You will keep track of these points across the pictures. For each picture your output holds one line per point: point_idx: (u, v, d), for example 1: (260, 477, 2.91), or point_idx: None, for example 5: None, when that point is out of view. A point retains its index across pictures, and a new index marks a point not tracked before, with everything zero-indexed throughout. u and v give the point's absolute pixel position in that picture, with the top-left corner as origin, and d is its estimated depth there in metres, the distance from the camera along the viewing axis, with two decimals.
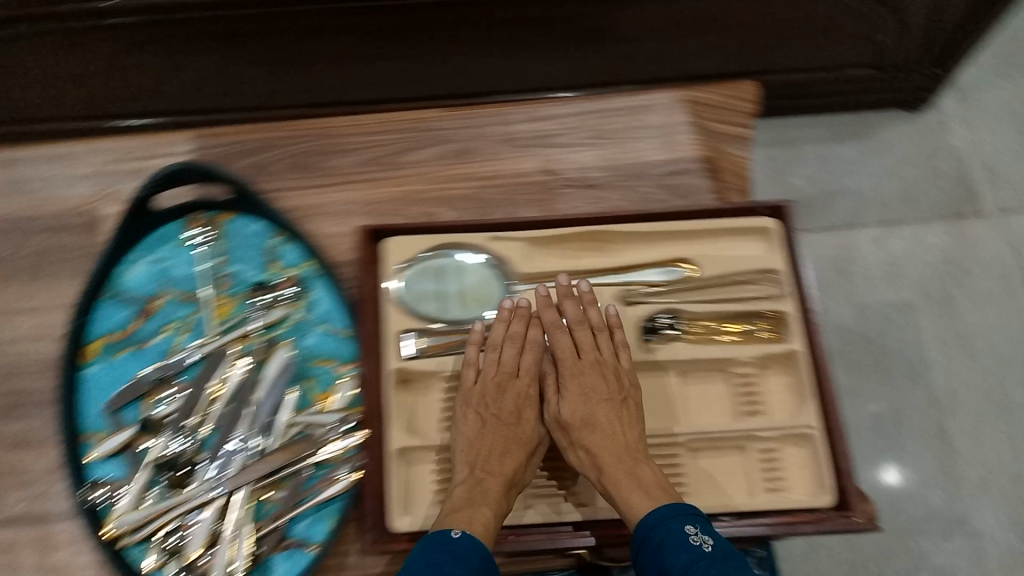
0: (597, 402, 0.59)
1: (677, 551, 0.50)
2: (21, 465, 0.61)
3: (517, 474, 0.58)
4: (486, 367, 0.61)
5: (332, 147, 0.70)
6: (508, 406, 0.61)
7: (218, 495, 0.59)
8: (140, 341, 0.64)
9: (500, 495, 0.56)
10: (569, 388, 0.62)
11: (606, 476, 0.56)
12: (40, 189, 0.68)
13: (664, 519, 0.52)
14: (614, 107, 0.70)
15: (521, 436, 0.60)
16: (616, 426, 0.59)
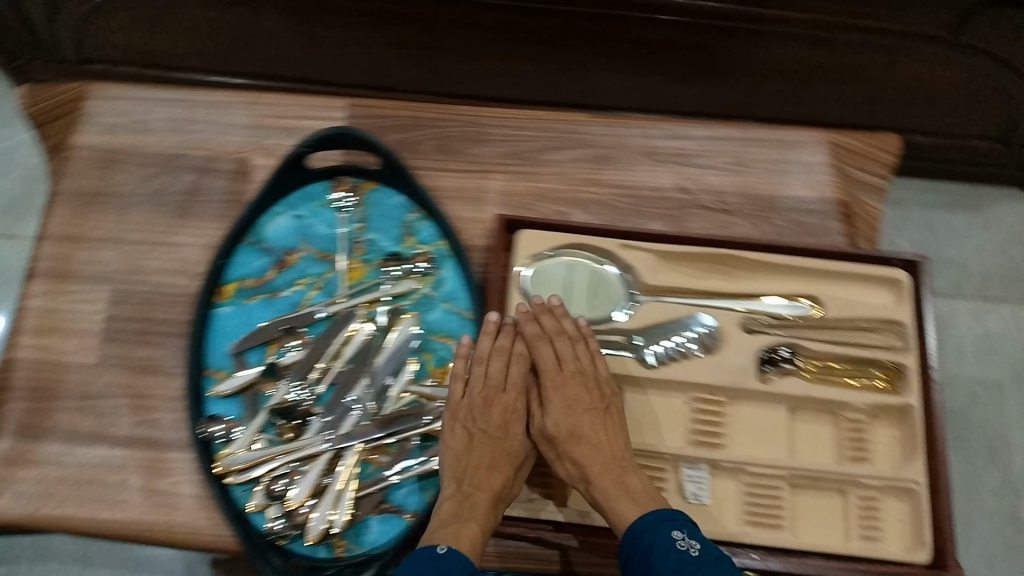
0: (579, 414, 0.58)
1: (664, 557, 0.50)
2: (146, 390, 0.64)
3: (504, 487, 0.57)
4: (474, 380, 0.61)
5: (477, 135, 0.72)
6: (494, 419, 0.59)
7: (326, 449, 0.61)
8: (273, 291, 0.66)
9: (489, 511, 0.55)
10: (553, 399, 0.60)
11: (595, 488, 0.55)
12: (196, 129, 0.71)
13: (652, 525, 0.52)
14: (755, 139, 0.71)
15: (510, 450, 0.59)
16: (597, 437, 0.57)
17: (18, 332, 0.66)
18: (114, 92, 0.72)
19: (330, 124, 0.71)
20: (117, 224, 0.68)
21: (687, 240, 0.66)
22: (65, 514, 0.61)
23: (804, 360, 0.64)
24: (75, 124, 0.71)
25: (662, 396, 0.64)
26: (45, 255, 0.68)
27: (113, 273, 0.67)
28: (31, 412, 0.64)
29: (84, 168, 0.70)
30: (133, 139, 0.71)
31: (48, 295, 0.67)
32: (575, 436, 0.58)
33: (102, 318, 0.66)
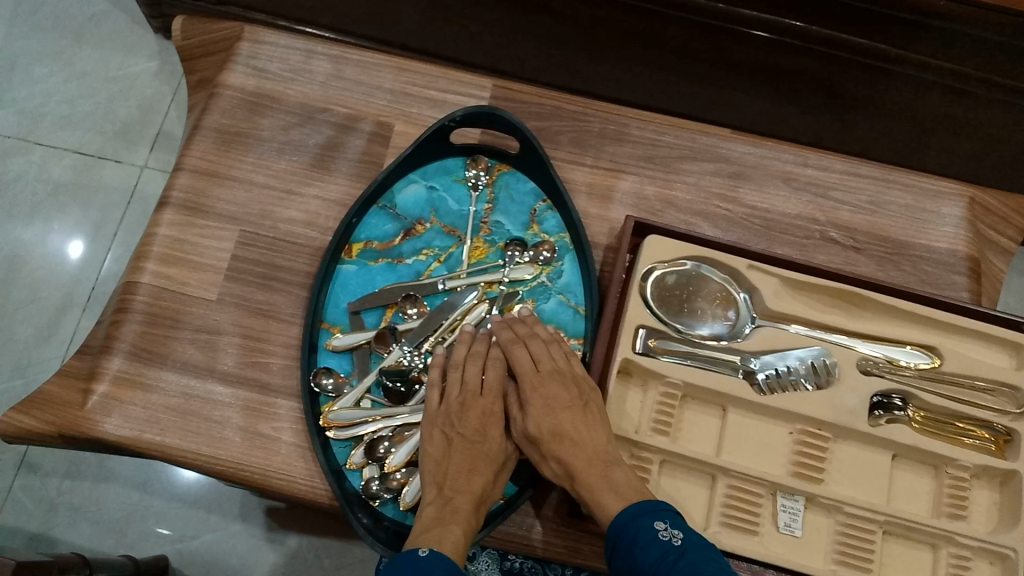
0: (557, 412, 0.56)
1: (647, 548, 0.48)
2: (263, 333, 0.65)
3: (483, 492, 0.55)
4: (450, 387, 0.59)
5: (617, 133, 0.72)
6: (473, 422, 0.57)
7: None
8: (397, 256, 0.68)
9: (470, 514, 0.53)
10: (533, 399, 0.57)
11: (580, 486, 0.53)
12: (342, 86, 0.73)
13: (634, 517, 0.50)
14: (891, 180, 0.72)
15: (488, 453, 0.57)
16: (576, 434, 0.55)
17: (144, 257, 0.67)
18: (269, 37, 0.74)
19: (476, 102, 0.73)
20: (255, 167, 0.70)
21: (817, 271, 0.65)
22: (167, 443, 0.61)
23: (913, 410, 0.64)
24: (228, 63, 0.73)
25: (765, 421, 0.63)
26: (181, 185, 0.69)
27: (244, 214, 0.68)
28: (145, 336, 0.64)
29: (230, 107, 0.72)
30: (281, 86, 0.73)
31: (177, 225, 0.68)
32: (555, 435, 0.55)
33: (229, 256, 0.67)
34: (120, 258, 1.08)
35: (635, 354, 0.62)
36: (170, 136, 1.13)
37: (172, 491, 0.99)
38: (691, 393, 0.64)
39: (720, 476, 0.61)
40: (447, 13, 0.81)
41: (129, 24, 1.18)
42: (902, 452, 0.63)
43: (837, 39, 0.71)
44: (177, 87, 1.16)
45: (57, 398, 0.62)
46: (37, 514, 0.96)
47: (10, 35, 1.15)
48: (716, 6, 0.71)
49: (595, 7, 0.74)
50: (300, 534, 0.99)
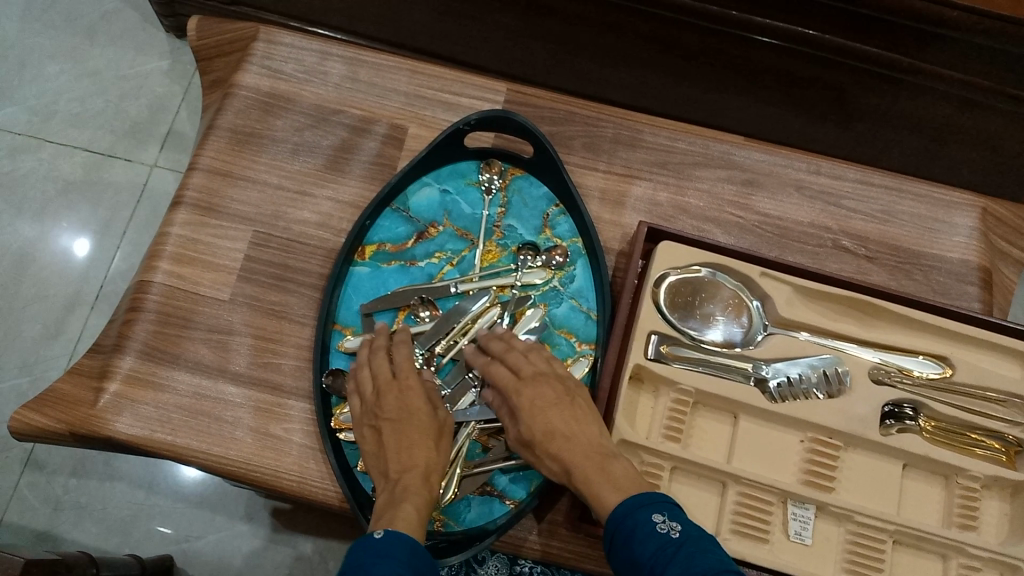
0: (545, 411, 0.54)
1: (645, 542, 0.45)
2: (274, 334, 0.65)
3: (430, 462, 0.54)
4: (367, 380, 0.58)
5: (631, 139, 0.73)
6: (391, 403, 0.56)
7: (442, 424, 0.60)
8: (409, 259, 0.68)
9: (422, 486, 0.52)
10: (520, 398, 0.55)
11: (577, 479, 0.51)
12: (356, 88, 0.73)
13: (632, 510, 0.47)
14: (904, 190, 0.72)
15: (422, 424, 0.55)
16: (561, 428, 0.53)
17: (156, 257, 0.67)
18: (284, 38, 0.74)
19: (490, 106, 0.73)
20: (269, 168, 0.70)
21: (831, 280, 0.65)
22: (177, 443, 0.61)
23: (924, 420, 0.64)
24: (243, 64, 0.73)
25: (777, 429, 0.63)
26: (194, 185, 0.69)
27: (257, 215, 0.68)
28: (157, 336, 0.64)
29: (245, 108, 0.72)
30: (296, 87, 0.73)
31: (190, 225, 0.68)
32: (546, 433, 0.53)
33: (242, 257, 0.67)
34: (129, 256, 1.08)
35: (646, 360, 0.62)
36: (181, 136, 1.13)
37: (178, 491, 0.99)
38: (703, 400, 0.63)
39: (730, 483, 0.61)
40: (461, 16, 0.81)
41: (142, 22, 1.18)
42: (913, 462, 0.63)
43: (849, 48, 0.69)
44: (189, 85, 1.16)
45: (68, 396, 0.62)
46: (43, 512, 0.97)
47: (23, 33, 1.15)
48: (728, 14, 0.69)
49: (607, 11, 0.73)
50: (305, 536, 0.99)
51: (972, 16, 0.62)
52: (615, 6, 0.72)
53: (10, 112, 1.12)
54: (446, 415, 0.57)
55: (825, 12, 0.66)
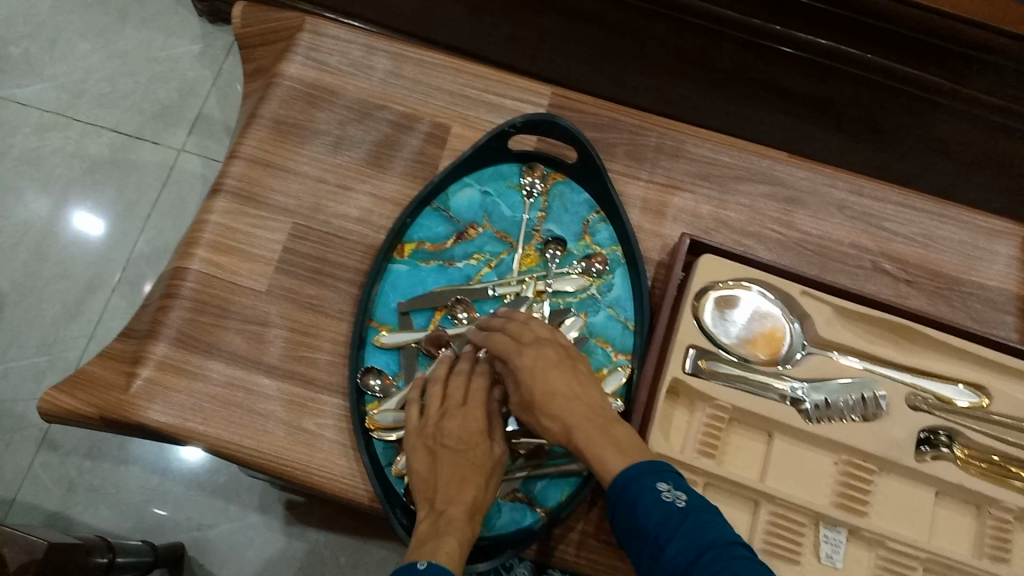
0: (547, 370, 0.52)
1: (650, 511, 0.44)
2: (310, 327, 0.64)
3: (479, 498, 0.52)
4: (432, 400, 0.57)
5: (674, 149, 0.72)
6: (451, 430, 0.54)
7: None
8: (448, 259, 0.67)
9: (466, 522, 0.51)
10: (519, 360, 0.53)
11: (577, 439, 0.49)
12: (401, 84, 0.73)
13: (636, 477, 0.46)
14: (945, 215, 0.72)
15: (478, 457, 0.53)
16: (560, 387, 0.51)
17: (194, 243, 0.66)
18: (330, 30, 0.74)
19: (534, 109, 0.73)
20: (311, 159, 0.69)
21: (872, 303, 0.65)
22: (209, 433, 0.60)
23: (958, 450, 0.63)
24: (287, 53, 0.73)
25: (811, 450, 0.63)
26: (235, 173, 0.69)
27: (297, 207, 0.68)
28: (192, 324, 0.63)
29: (288, 97, 0.71)
30: (340, 79, 0.72)
31: (230, 213, 0.67)
32: (544, 394, 0.51)
33: (280, 249, 0.66)
34: (153, 239, 1.07)
35: (685, 375, 0.62)
36: (209, 121, 1.13)
37: (192, 478, 0.99)
38: (739, 417, 0.63)
39: (765, 502, 0.60)
40: (506, 20, 0.82)
41: (174, 5, 1.19)
42: (945, 490, 0.63)
43: (893, 70, 0.69)
44: (220, 70, 1.16)
45: (102, 381, 0.62)
46: (57, 492, 0.96)
47: (56, 10, 1.17)
48: (771, 28, 0.69)
49: (653, 20, 0.73)
50: (318, 530, 0.98)
51: (1015, 42, 0.62)
52: (661, 16, 0.72)
53: (41, 89, 1.12)
54: (502, 450, 0.55)
55: (869, 32, 0.66)
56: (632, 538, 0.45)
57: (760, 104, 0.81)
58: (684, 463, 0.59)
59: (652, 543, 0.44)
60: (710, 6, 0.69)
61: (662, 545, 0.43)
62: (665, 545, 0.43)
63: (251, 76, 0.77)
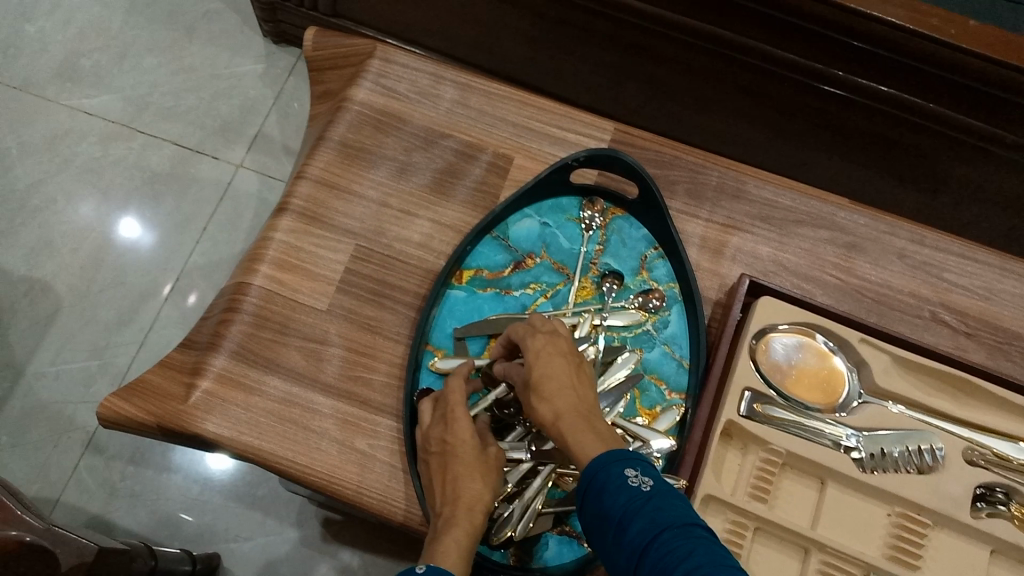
0: (551, 357, 0.53)
1: (615, 495, 0.43)
2: (368, 348, 0.65)
3: (477, 493, 0.53)
4: (425, 414, 0.59)
5: (735, 190, 0.73)
6: (436, 435, 0.56)
7: (523, 459, 0.58)
8: (506, 288, 0.68)
9: (464, 519, 0.51)
10: (529, 343, 0.54)
11: (561, 425, 0.49)
12: (467, 114, 0.74)
13: (605, 464, 0.44)
14: (1006, 269, 0.71)
15: (467, 455, 0.54)
16: (557, 371, 0.52)
17: (258, 260, 0.67)
18: (400, 57, 0.75)
19: (597, 143, 0.74)
20: (376, 184, 0.71)
21: (932, 355, 0.64)
22: (263, 447, 0.61)
23: (1015, 505, 0.61)
24: (357, 79, 0.75)
25: (865, 500, 0.62)
26: (301, 194, 0.70)
27: (361, 229, 0.69)
28: (251, 339, 0.64)
29: (356, 122, 0.73)
30: (408, 108, 0.74)
31: (295, 232, 0.69)
32: (540, 376, 0.51)
33: (343, 269, 0.68)
34: (207, 252, 1.10)
35: (739, 417, 0.61)
36: (268, 139, 1.17)
37: (231, 490, 1.00)
38: (791, 462, 0.62)
39: (814, 550, 0.60)
40: (572, 55, 0.84)
41: (241, 25, 1.23)
42: (1001, 548, 0.61)
43: (956, 120, 0.68)
44: (281, 90, 1.20)
45: (160, 390, 0.63)
46: (98, 496, 0.97)
47: (126, 24, 1.21)
48: (834, 74, 0.69)
49: (717, 61, 0.74)
50: (352, 549, 0.99)
51: None
52: (725, 57, 0.73)
53: (107, 100, 1.16)
54: (495, 448, 0.55)
55: (943, 85, 0.65)
56: (598, 524, 0.43)
57: (817, 147, 0.82)
58: (736, 505, 0.59)
59: (615, 527, 0.42)
60: (775, 51, 0.69)
61: (624, 526, 0.41)
62: (627, 526, 0.41)
63: (319, 99, 0.79)
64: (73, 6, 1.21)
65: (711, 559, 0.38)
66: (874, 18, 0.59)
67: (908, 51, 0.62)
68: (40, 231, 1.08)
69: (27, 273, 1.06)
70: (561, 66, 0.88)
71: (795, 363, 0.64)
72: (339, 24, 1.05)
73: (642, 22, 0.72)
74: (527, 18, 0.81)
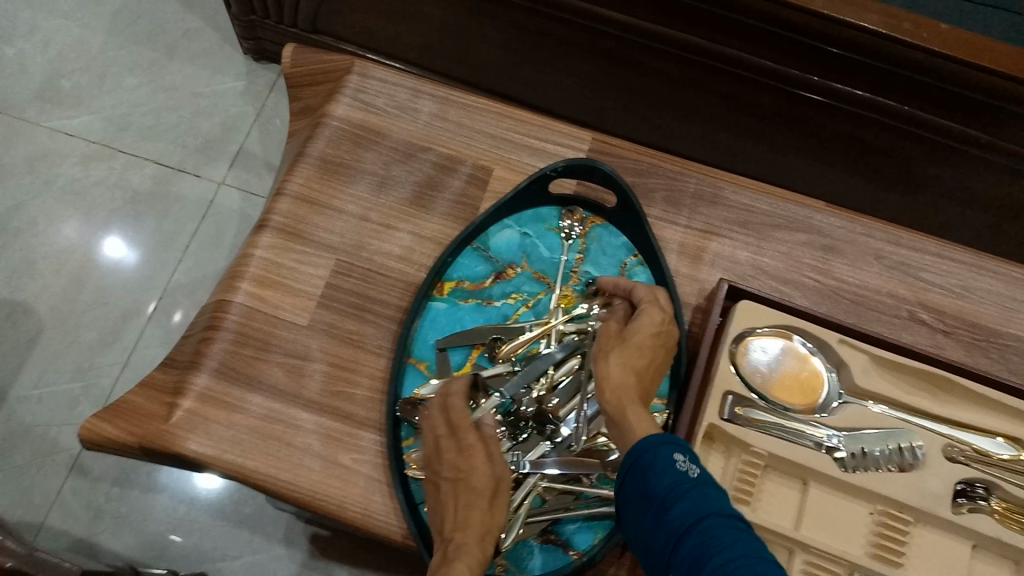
0: (659, 338, 0.56)
1: (661, 475, 0.44)
2: (350, 363, 0.65)
3: (488, 521, 0.53)
4: (430, 431, 0.58)
5: (712, 197, 0.73)
6: (447, 458, 0.55)
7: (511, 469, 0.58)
8: (487, 298, 0.68)
9: (476, 546, 0.51)
10: (643, 315, 0.57)
11: (619, 391, 0.51)
12: (445, 127, 0.75)
13: (654, 445, 0.45)
14: (981, 266, 0.72)
15: (480, 482, 0.54)
16: (649, 355, 0.55)
17: (239, 277, 0.68)
18: (377, 73, 0.76)
19: (575, 153, 0.74)
20: (355, 200, 0.71)
21: (911, 354, 0.64)
22: (246, 465, 0.61)
23: (996, 501, 0.61)
24: (335, 95, 0.75)
25: (846, 500, 0.62)
26: (281, 210, 0.70)
27: (341, 244, 0.70)
28: (233, 356, 0.65)
29: (335, 138, 0.73)
30: (386, 121, 0.75)
31: (275, 248, 0.69)
32: (637, 345, 0.55)
33: (324, 284, 0.68)
34: (190, 270, 1.10)
35: (721, 420, 0.61)
36: (250, 156, 1.18)
37: (218, 508, 1.00)
38: (774, 464, 0.63)
39: (798, 551, 0.60)
40: (549, 66, 0.85)
41: (221, 43, 1.24)
42: (983, 543, 0.61)
43: (929, 122, 0.69)
44: (262, 107, 1.21)
45: (142, 410, 0.63)
46: (83, 518, 0.97)
47: (106, 44, 1.21)
48: (808, 78, 0.69)
49: (691, 69, 0.75)
50: (341, 564, 0.99)
51: None
52: (699, 65, 0.73)
53: (88, 121, 1.16)
54: (507, 472, 0.56)
55: (916, 87, 0.65)
56: (636, 502, 0.44)
57: (794, 151, 0.83)
58: None
59: (655, 506, 0.43)
60: (748, 57, 0.70)
61: (666, 507, 0.42)
62: (670, 507, 0.42)
63: (297, 115, 0.80)
64: (52, 27, 1.21)
65: (752, 551, 0.39)
66: (844, 22, 0.60)
67: (880, 55, 0.63)
68: (22, 253, 1.08)
69: (9, 296, 1.06)
70: (538, 77, 0.89)
71: (774, 365, 0.65)
72: (319, 40, 1.05)
73: (618, 32, 0.73)
74: (502, 30, 0.81)
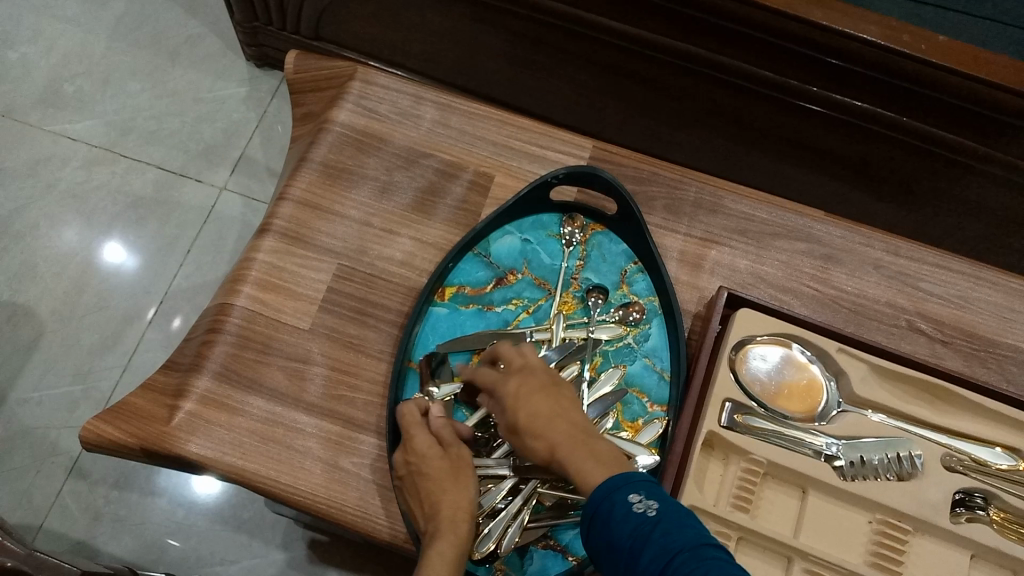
0: (530, 395, 0.52)
1: (622, 523, 0.42)
2: (350, 366, 0.66)
3: (456, 501, 0.55)
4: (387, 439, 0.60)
5: (712, 205, 0.74)
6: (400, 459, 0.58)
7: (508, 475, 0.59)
8: (487, 304, 0.68)
9: (449, 530, 0.53)
10: (507, 385, 0.54)
11: (559, 459, 0.48)
12: (447, 133, 0.75)
13: (608, 493, 0.44)
14: (979, 277, 0.73)
15: (435, 469, 0.56)
16: (547, 408, 0.51)
17: (241, 281, 0.68)
18: (380, 79, 0.76)
19: (576, 160, 0.75)
20: (358, 204, 0.72)
21: (909, 363, 0.64)
22: (246, 467, 0.61)
23: (994, 510, 0.61)
24: (338, 100, 0.76)
25: (845, 507, 0.62)
26: (284, 214, 0.71)
27: (343, 248, 0.70)
28: (234, 359, 0.65)
29: (338, 143, 0.74)
30: (388, 127, 0.75)
31: (277, 252, 0.69)
32: (528, 415, 0.51)
33: (326, 288, 0.68)
34: (191, 274, 1.10)
35: (720, 428, 0.62)
36: (252, 162, 1.18)
37: (216, 513, 0.99)
38: (772, 471, 0.63)
39: (797, 558, 0.60)
40: (550, 74, 0.86)
41: (224, 49, 1.24)
42: (981, 553, 0.61)
43: (929, 133, 0.69)
44: (264, 112, 1.21)
45: (143, 412, 0.63)
46: (81, 521, 0.97)
47: (109, 50, 1.22)
48: (808, 89, 0.70)
49: (692, 78, 0.75)
50: (340, 570, 0.99)
51: None
52: (700, 75, 0.74)
53: (91, 125, 1.16)
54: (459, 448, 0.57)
55: (916, 98, 0.66)
56: (608, 555, 0.43)
57: (793, 161, 0.83)
58: (718, 515, 0.59)
59: (625, 555, 0.41)
60: (750, 67, 0.70)
61: (636, 556, 0.41)
62: (639, 555, 0.41)
63: (300, 120, 0.80)
64: (56, 31, 1.22)
65: None
66: (849, 34, 0.61)
67: (880, 66, 0.63)
68: (23, 256, 1.08)
69: (10, 299, 1.06)
70: (539, 85, 0.90)
71: (773, 373, 0.65)
72: (321, 47, 1.06)
73: (618, 41, 0.74)
74: (504, 38, 0.82)
